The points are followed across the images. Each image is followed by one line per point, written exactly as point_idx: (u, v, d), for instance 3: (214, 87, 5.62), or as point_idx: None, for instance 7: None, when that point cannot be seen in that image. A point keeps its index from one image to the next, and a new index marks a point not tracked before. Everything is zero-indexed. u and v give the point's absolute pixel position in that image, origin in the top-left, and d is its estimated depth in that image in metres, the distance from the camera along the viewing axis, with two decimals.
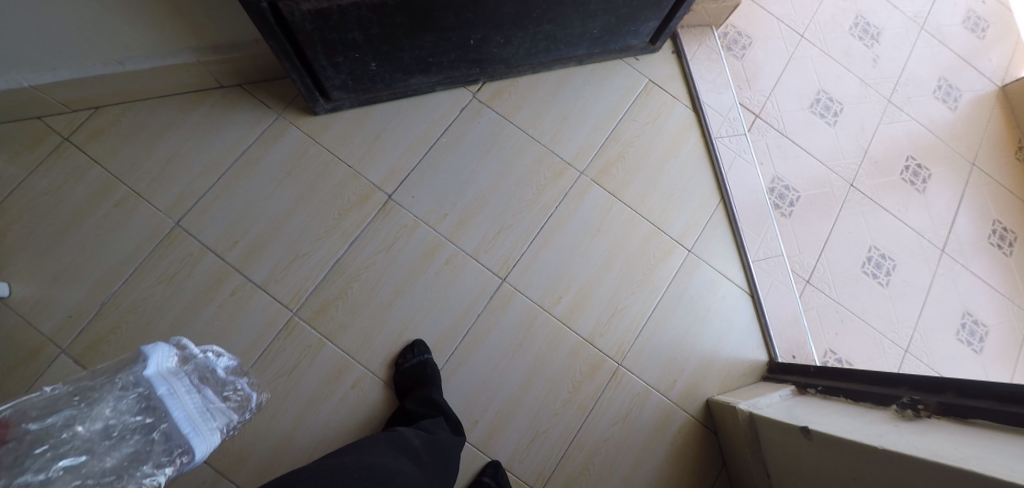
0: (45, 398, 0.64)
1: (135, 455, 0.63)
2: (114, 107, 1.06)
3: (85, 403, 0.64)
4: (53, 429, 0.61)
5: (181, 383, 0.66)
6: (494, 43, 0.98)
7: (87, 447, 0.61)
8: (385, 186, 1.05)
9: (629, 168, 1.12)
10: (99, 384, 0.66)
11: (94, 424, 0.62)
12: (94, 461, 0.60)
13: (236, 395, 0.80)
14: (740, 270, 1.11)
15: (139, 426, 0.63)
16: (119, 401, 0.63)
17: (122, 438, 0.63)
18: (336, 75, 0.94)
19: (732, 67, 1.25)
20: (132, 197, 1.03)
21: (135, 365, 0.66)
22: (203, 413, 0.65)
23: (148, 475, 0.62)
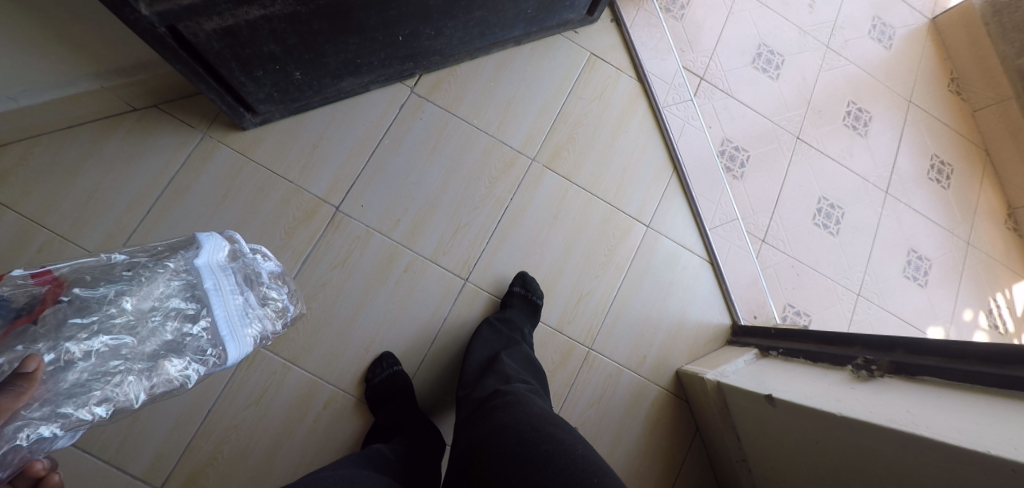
0: (103, 264, 0.65)
1: (171, 344, 0.64)
2: (16, 144, 0.92)
3: (137, 279, 0.64)
4: (105, 296, 0.62)
5: (226, 284, 0.69)
6: (425, 36, 0.93)
7: (132, 327, 0.62)
8: (330, 198, 1.01)
9: (580, 149, 1.11)
10: (152, 263, 0.66)
11: (143, 302, 0.63)
12: (136, 344, 0.62)
13: (276, 304, 0.80)
14: (699, 239, 1.13)
15: (182, 316, 0.65)
16: (166, 284, 0.65)
17: (163, 322, 0.64)
18: (259, 89, 0.88)
19: (673, 30, 1.21)
20: (56, 240, 0.92)
21: (186, 252, 0.69)
22: (240, 317, 0.69)
23: (180, 367, 0.65)
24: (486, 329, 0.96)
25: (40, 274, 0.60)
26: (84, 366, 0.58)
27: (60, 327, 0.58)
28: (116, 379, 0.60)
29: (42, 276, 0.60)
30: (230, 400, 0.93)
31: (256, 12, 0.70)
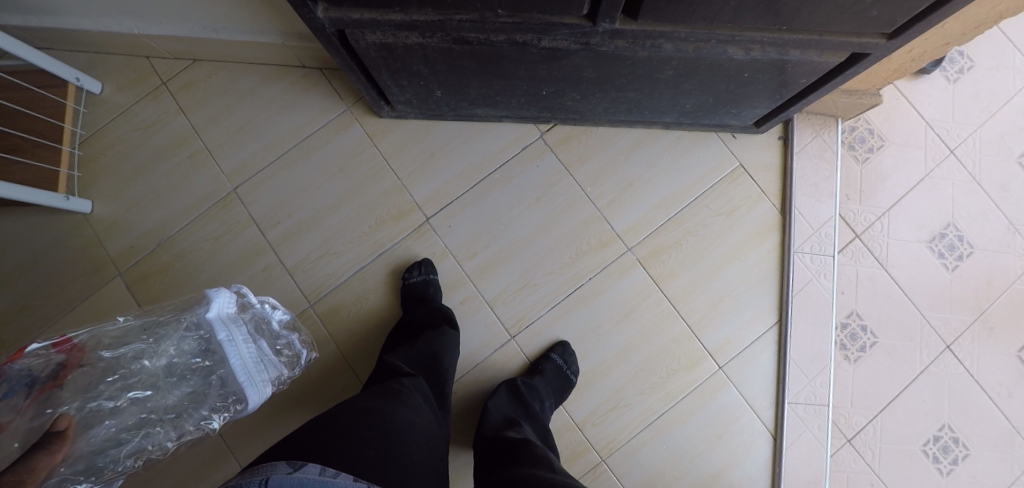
0: (116, 328, 0.77)
1: (193, 395, 0.78)
2: (208, 63, 1.08)
3: (153, 339, 0.77)
4: (121, 357, 0.74)
5: (238, 333, 0.79)
6: (569, 97, 0.90)
7: (152, 383, 0.75)
8: (425, 207, 1.04)
9: (682, 258, 1.02)
10: (166, 322, 0.79)
11: (160, 360, 0.76)
12: (158, 397, 0.75)
13: (290, 350, 0.91)
14: (771, 410, 1.00)
15: (200, 369, 0.78)
16: (183, 341, 0.77)
17: (182, 378, 0.77)
18: (401, 93, 0.93)
19: (845, 175, 1.04)
20: (204, 153, 1.06)
21: (198, 308, 0.79)
22: (256, 365, 0.79)
23: (203, 415, 0.78)
24: (504, 392, 0.93)
25: (57, 344, 0.69)
26: (118, 420, 0.71)
27: (87, 386, 0.70)
28: (146, 426, 0.74)
29: (59, 346, 0.69)
30: None
31: (414, 38, 0.72)
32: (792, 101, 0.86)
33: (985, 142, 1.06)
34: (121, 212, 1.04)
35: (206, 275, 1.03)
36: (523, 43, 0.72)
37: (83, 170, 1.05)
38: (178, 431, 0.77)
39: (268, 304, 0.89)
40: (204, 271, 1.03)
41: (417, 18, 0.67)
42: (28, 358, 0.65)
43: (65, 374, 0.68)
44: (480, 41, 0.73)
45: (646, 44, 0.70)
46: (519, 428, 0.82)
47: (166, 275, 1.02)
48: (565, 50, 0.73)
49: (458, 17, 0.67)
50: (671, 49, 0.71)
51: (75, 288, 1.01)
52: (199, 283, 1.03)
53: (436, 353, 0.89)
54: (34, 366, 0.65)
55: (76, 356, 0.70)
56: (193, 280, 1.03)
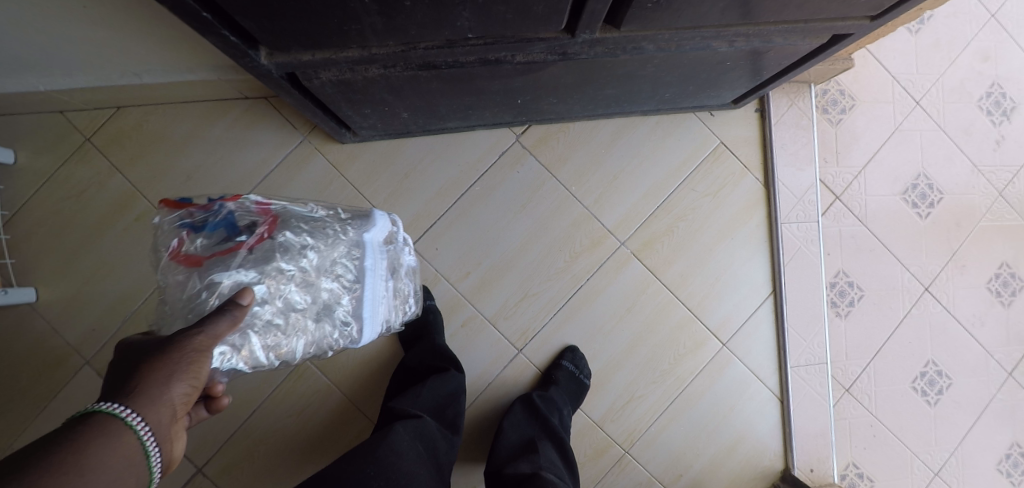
0: (307, 213, 0.63)
1: (326, 308, 0.63)
2: (135, 108, 0.97)
3: (327, 240, 0.62)
4: (291, 246, 0.58)
5: (380, 265, 0.70)
6: (546, 102, 0.84)
7: (310, 283, 0.60)
8: (408, 233, 0.99)
9: (676, 244, 1.02)
10: (336, 222, 0.65)
11: (324, 260, 0.62)
12: (310, 300, 0.61)
13: (405, 300, 0.80)
14: (775, 375, 1.04)
15: (343, 285, 0.65)
16: (340, 247, 0.64)
17: (330, 284, 0.63)
18: (364, 120, 0.84)
19: (823, 136, 1.09)
20: (152, 212, 0.98)
21: (356, 224, 0.67)
22: (379, 304, 0.70)
23: (326, 336, 0.64)
24: (519, 408, 0.92)
25: (251, 199, 0.58)
26: (265, 311, 0.56)
27: (267, 256, 0.56)
28: (287, 330, 0.59)
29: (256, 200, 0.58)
30: (273, 407, 0.98)
31: (375, 70, 0.63)
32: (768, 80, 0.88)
33: (947, 90, 1.13)
34: (76, 292, 0.98)
35: None
36: (497, 61, 0.65)
37: (21, 252, 0.97)
38: (307, 343, 0.62)
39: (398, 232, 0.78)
40: None
41: (376, 51, 0.59)
42: (228, 205, 0.56)
43: (256, 233, 0.56)
44: (450, 64, 0.64)
45: (627, 48, 0.66)
46: (532, 459, 0.82)
47: None
48: (543, 63, 0.67)
49: (423, 45, 0.59)
50: (654, 49, 0.67)
51: (44, 381, 0.96)
52: None
53: (446, 398, 0.84)
54: (232, 213, 0.56)
55: (262, 211, 0.58)
56: None
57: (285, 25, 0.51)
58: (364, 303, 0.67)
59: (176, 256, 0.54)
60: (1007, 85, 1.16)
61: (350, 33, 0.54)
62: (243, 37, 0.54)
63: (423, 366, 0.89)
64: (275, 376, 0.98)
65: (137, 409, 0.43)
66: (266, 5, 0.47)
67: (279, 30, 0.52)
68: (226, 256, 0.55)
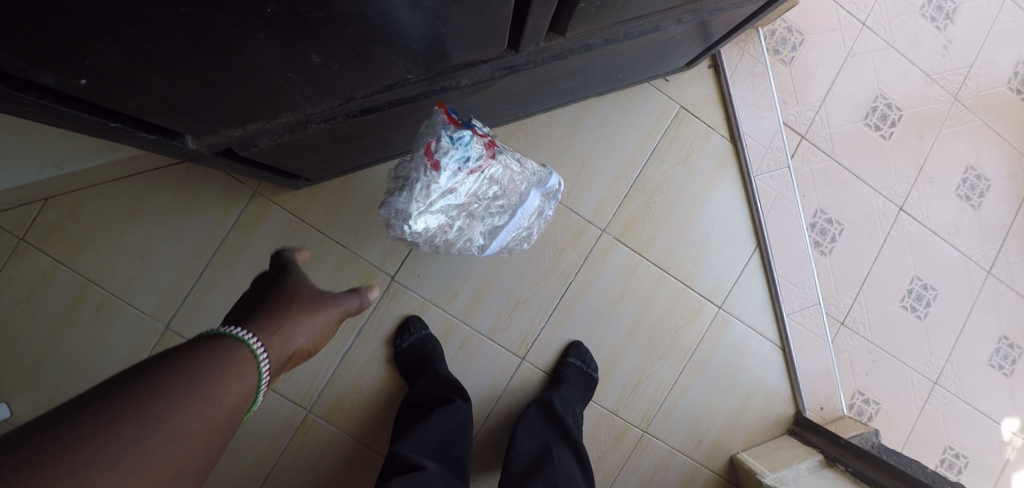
0: (515, 162, 0.70)
1: (476, 222, 0.71)
2: (64, 196, 0.89)
3: (511, 181, 0.69)
4: (493, 174, 0.66)
5: (525, 221, 0.78)
6: (500, 109, 0.80)
7: (483, 198, 0.68)
8: (386, 267, 0.96)
9: (656, 220, 1.01)
10: (524, 178, 0.72)
11: (499, 190, 0.69)
12: (470, 207, 0.67)
13: (523, 237, 0.82)
14: (773, 325, 1.06)
15: (497, 214, 0.72)
16: (512, 190, 0.71)
17: (490, 209, 0.71)
18: (314, 167, 0.79)
19: (779, 79, 1.06)
20: (112, 300, 0.93)
21: (534, 183, 0.74)
22: (506, 240, 0.79)
23: (463, 239, 0.73)
24: (534, 413, 0.91)
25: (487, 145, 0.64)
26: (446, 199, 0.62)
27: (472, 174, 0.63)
28: (450, 222, 0.67)
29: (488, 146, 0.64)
30: (286, 468, 0.96)
31: (316, 127, 0.59)
32: (736, 27, 0.85)
33: (889, 5, 1.12)
34: (52, 397, 0.93)
35: None
36: (442, 90, 0.60)
37: None
38: (469, 239, 0.73)
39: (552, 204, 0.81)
40: None
41: (313, 111, 0.54)
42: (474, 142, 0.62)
43: (480, 164, 0.62)
44: (393, 104, 0.60)
45: (575, 48, 0.61)
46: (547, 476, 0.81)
47: None
48: (491, 82, 0.62)
49: (360, 95, 0.54)
50: (602, 43, 0.63)
51: None
52: None
53: (451, 433, 0.83)
54: (473, 147, 0.60)
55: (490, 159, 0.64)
56: None
57: (206, 112, 0.46)
58: (502, 232, 0.76)
59: (425, 152, 0.58)
60: None
61: (280, 103, 0.49)
62: (162, 130, 0.49)
63: (428, 400, 0.88)
64: (282, 438, 0.95)
65: (265, 344, 0.51)
66: (179, 101, 0.42)
67: (201, 117, 0.47)
68: (459, 169, 0.60)
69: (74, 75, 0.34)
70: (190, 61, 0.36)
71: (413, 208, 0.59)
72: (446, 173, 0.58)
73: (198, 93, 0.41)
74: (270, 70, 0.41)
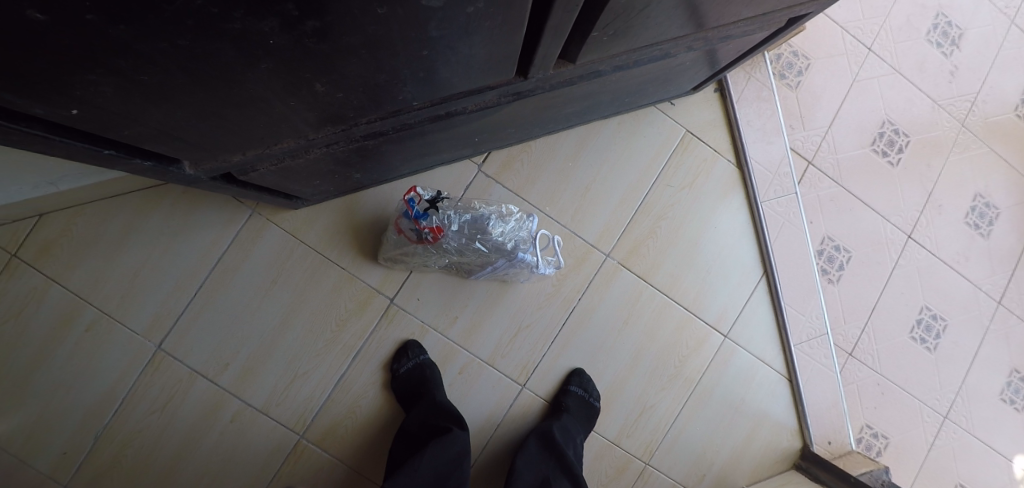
0: (473, 226, 0.82)
1: (449, 262, 0.88)
2: (58, 213, 0.88)
3: (468, 242, 0.82)
4: (445, 239, 0.82)
5: (500, 268, 0.88)
6: (505, 132, 0.79)
7: (443, 250, 0.83)
8: (385, 289, 0.93)
9: (661, 246, 0.99)
10: (487, 240, 0.83)
11: (457, 247, 0.83)
12: (434, 253, 0.84)
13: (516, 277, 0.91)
14: (780, 355, 1.03)
15: (463, 262, 0.87)
16: (473, 247, 0.83)
17: (454, 257, 0.85)
18: (314, 188, 0.77)
19: (786, 104, 1.05)
20: (103, 319, 0.90)
21: (499, 243, 0.84)
22: (484, 277, 0.91)
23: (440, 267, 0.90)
24: (534, 443, 0.88)
25: (431, 227, 0.80)
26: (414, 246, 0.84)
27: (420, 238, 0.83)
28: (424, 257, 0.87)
29: (433, 227, 0.80)
30: None
31: (317, 151, 0.57)
32: (749, 52, 0.83)
33: (896, 30, 1.11)
34: (37, 419, 0.90)
35: (172, 445, 0.92)
36: (447, 115, 0.59)
37: None
38: (435, 268, 0.90)
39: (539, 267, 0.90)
40: (168, 443, 0.92)
41: (314, 137, 0.52)
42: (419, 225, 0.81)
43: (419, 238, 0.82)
44: (397, 128, 0.58)
45: (585, 75, 0.60)
46: None
47: (121, 467, 0.92)
48: (497, 107, 0.61)
49: (364, 120, 0.52)
50: (611, 69, 0.61)
51: None
52: (164, 458, 0.92)
53: (447, 466, 0.81)
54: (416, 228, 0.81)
55: (435, 239, 0.81)
56: (154, 458, 0.92)
57: (204, 139, 0.44)
58: (474, 271, 0.89)
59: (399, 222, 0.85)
60: (951, 14, 1.15)
61: (281, 130, 0.47)
62: (158, 156, 0.47)
63: (424, 429, 0.86)
64: (274, 462, 0.93)
65: None
66: (175, 129, 0.40)
67: (198, 143, 0.45)
68: (410, 234, 0.83)
69: (63, 106, 0.32)
70: (187, 90, 0.34)
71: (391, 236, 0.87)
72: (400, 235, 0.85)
73: (195, 121, 0.40)
74: (270, 98, 0.39)
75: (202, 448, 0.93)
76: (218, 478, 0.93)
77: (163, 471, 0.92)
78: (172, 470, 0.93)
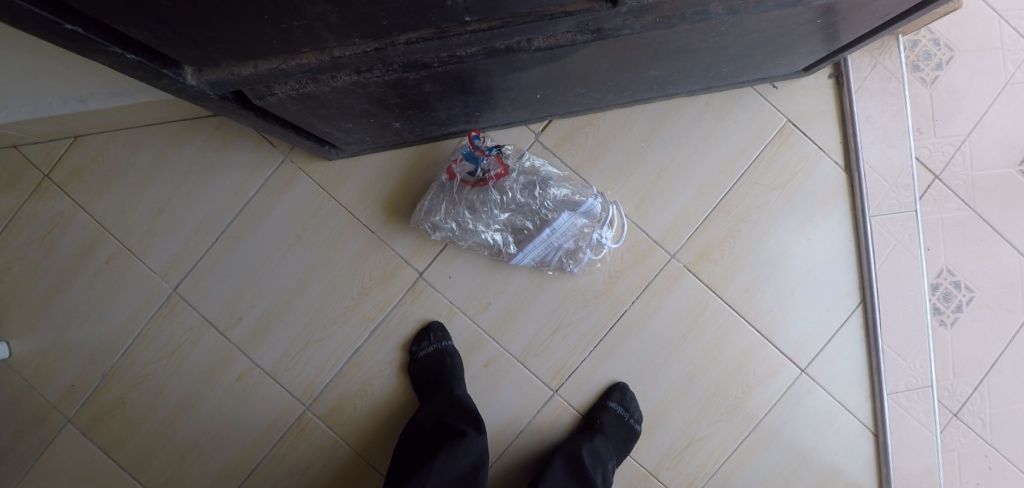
0: (534, 175, 0.76)
1: (504, 224, 0.77)
2: (93, 137, 0.84)
3: (529, 193, 0.75)
4: (506, 187, 0.74)
5: (560, 239, 0.76)
6: (572, 92, 0.66)
7: (502, 203, 0.75)
8: (414, 260, 0.84)
9: (737, 253, 0.83)
10: (549, 191, 0.76)
11: (515, 199, 0.75)
12: (490, 208, 0.75)
13: (573, 258, 0.79)
14: (867, 403, 0.86)
15: (519, 223, 0.77)
16: (533, 199, 0.75)
17: (511, 214, 0.76)
18: (347, 135, 0.67)
19: (915, 102, 0.86)
20: (124, 253, 0.86)
21: (562, 199, 0.76)
22: (541, 253, 0.78)
23: (490, 236, 0.77)
24: (560, 464, 0.77)
25: (499, 161, 0.72)
26: (469, 201, 0.75)
27: (480, 184, 0.73)
28: (475, 218, 0.76)
29: (500, 163, 0.72)
30: (274, 465, 0.87)
31: (346, 77, 0.46)
32: (923, 4, 0.61)
33: None
34: (50, 346, 0.87)
35: (176, 395, 0.87)
36: (506, 51, 0.46)
37: None
38: (483, 236, 0.77)
39: (604, 240, 0.79)
40: (172, 392, 0.87)
41: (339, 54, 0.41)
42: (484, 159, 0.71)
43: (483, 178, 0.73)
44: (444, 61, 0.46)
45: (687, 15, 0.46)
46: None
47: (123, 410, 0.87)
48: (570, 47, 0.48)
49: (402, 39, 0.40)
50: (722, 12, 0.47)
51: (28, 443, 0.87)
52: (166, 407, 0.87)
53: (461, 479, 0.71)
54: (481, 163, 0.72)
55: (499, 177, 0.73)
56: (156, 407, 0.87)
57: (196, 32, 0.34)
58: (530, 243, 0.77)
59: (449, 166, 0.75)
60: None
61: (295, 34, 0.36)
62: (149, 53, 0.37)
63: (437, 427, 0.77)
64: (276, 431, 0.86)
65: None
66: (151, 5, 0.30)
67: (192, 39, 0.35)
68: (469, 175, 0.74)
69: None
70: None
71: (439, 191, 0.77)
72: (453, 183, 0.75)
73: None
74: None
75: (205, 404, 0.87)
76: (218, 438, 0.87)
77: (163, 422, 0.87)
78: (172, 420, 0.87)
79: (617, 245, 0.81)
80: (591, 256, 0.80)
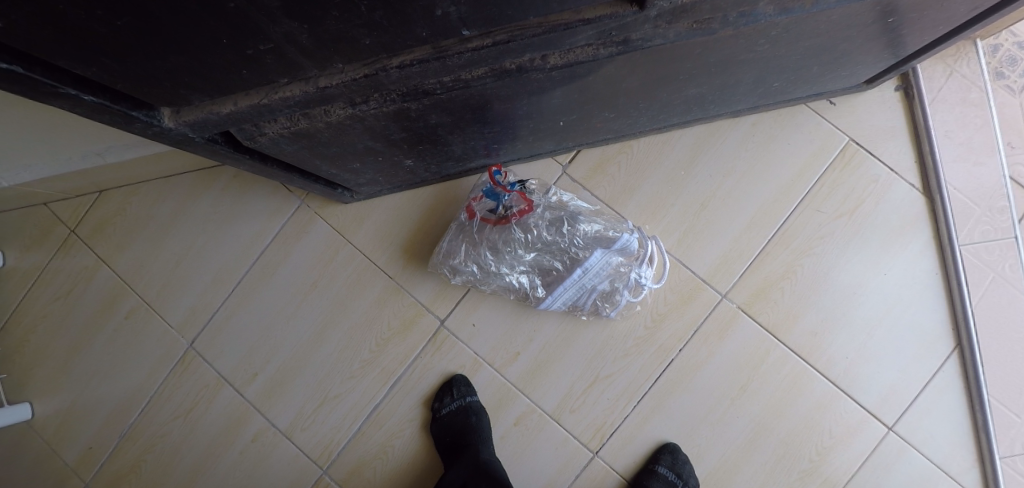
0: (562, 210, 0.69)
1: (531, 266, 0.69)
2: (116, 191, 0.83)
3: (556, 230, 0.67)
4: (530, 225, 0.67)
5: (593, 280, 0.68)
6: (600, 117, 0.60)
7: (527, 242, 0.67)
8: (435, 307, 0.77)
9: (800, 291, 0.73)
10: (579, 227, 0.68)
11: (541, 237, 0.67)
12: (513, 249, 0.67)
13: (608, 300, 0.71)
14: (975, 469, 0.71)
15: (547, 264, 0.69)
16: (562, 237, 0.68)
17: (537, 254, 0.68)
18: (357, 176, 0.63)
19: (1002, 113, 0.75)
20: (142, 307, 0.83)
21: (593, 235, 0.68)
22: (572, 295, 0.70)
23: (515, 279, 0.70)
24: None
25: (523, 197, 0.66)
26: (491, 241, 0.68)
27: (503, 222, 0.67)
28: (497, 260, 0.68)
29: (523, 198, 0.66)
30: None
31: (340, 111, 0.41)
32: None
33: None
34: (69, 406, 0.84)
35: (191, 457, 0.82)
36: (518, 71, 0.40)
37: (12, 365, 0.86)
38: (508, 279, 0.70)
39: (643, 279, 0.69)
40: (187, 455, 0.82)
41: (325, 84, 0.36)
42: (506, 195, 0.65)
43: (506, 217, 0.66)
44: (448, 86, 0.41)
45: (731, 17, 0.39)
46: None
47: (139, 474, 0.83)
48: (592, 63, 0.42)
49: (394, 62, 0.35)
50: (772, 13, 0.39)
51: None
52: (180, 470, 0.82)
53: None
54: (504, 200, 0.66)
55: (523, 215, 0.67)
56: (172, 469, 0.82)
57: (151, 63, 0.29)
58: (559, 285, 0.69)
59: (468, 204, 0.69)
60: None
61: (268, 61, 0.31)
62: (115, 94, 0.33)
63: None
64: None
65: None
66: (86, 33, 0.25)
67: (152, 73, 0.30)
68: (490, 214, 0.68)
69: None
70: None
71: (459, 232, 0.71)
72: (473, 222, 0.69)
73: (103, 14, 0.24)
74: None
75: (220, 467, 0.81)
76: None
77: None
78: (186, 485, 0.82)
79: (658, 284, 0.72)
80: (629, 297, 0.71)
